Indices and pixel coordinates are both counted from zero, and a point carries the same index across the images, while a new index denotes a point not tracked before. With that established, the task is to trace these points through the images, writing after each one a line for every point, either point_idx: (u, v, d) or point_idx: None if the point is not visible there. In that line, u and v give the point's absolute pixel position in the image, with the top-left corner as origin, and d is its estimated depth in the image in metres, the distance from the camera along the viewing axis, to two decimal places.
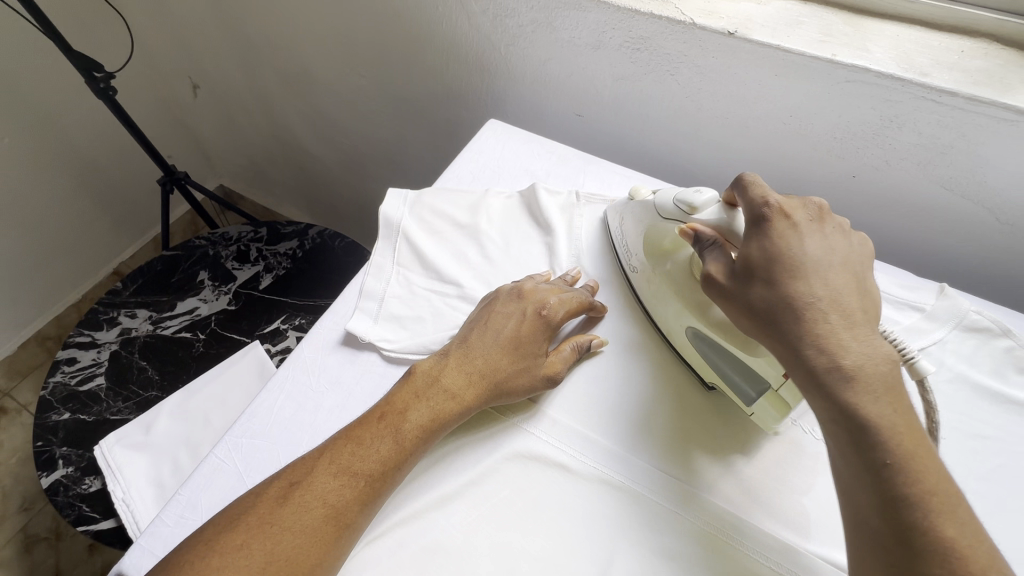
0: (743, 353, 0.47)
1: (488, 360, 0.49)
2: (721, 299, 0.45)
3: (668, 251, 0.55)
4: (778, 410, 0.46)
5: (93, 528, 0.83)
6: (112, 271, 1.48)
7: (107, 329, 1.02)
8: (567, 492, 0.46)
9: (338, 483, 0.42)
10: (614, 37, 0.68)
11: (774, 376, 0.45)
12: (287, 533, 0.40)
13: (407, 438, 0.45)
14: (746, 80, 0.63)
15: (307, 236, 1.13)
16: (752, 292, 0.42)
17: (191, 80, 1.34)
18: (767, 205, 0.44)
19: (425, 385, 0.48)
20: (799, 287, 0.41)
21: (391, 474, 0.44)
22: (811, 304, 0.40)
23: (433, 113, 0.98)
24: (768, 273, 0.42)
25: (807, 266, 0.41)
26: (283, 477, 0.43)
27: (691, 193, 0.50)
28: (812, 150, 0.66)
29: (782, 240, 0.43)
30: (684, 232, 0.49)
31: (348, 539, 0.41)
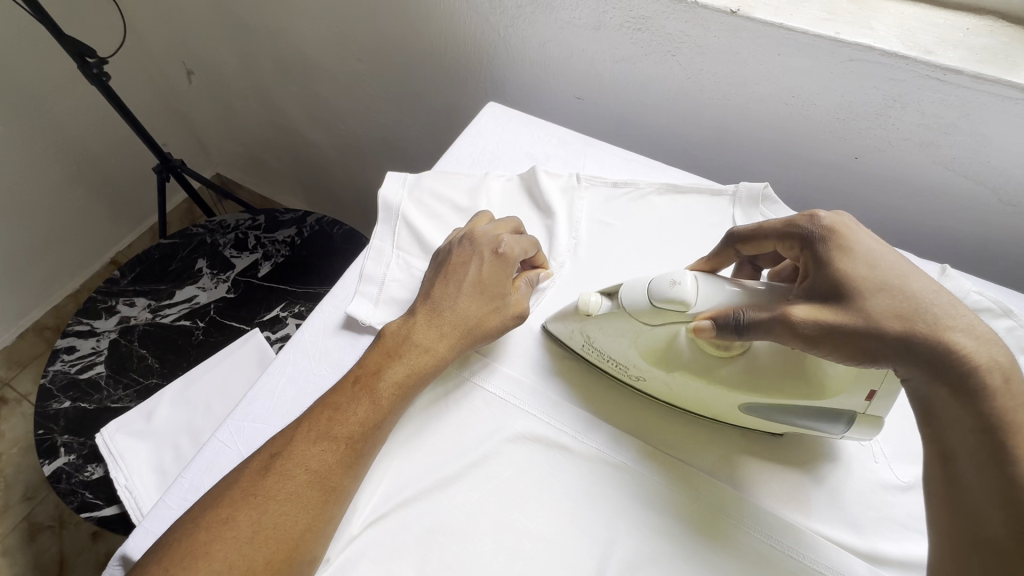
0: (818, 400, 0.43)
1: (457, 311, 0.49)
2: (828, 341, 0.39)
3: (660, 350, 0.47)
4: (872, 426, 0.44)
5: (96, 514, 0.84)
6: (109, 260, 1.48)
7: (106, 317, 1.02)
8: (562, 467, 0.47)
9: (318, 448, 0.42)
10: (614, 17, 0.67)
11: (854, 403, 0.43)
12: (273, 502, 0.40)
13: (384, 396, 0.45)
14: (749, 59, 0.62)
15: (305, 223, 1.12)
16: (873, 309, 0.38)
17: (184, 66, 1.33)
18: (818, 223, 0.43)
19: (396, 344, 0.48)
20: (916, 286, 0.39)
21: (372, 432, 0.44)
22: (936, 305, 0.38)
23: (431, 96, 0.97)
24: (875, 283, 0.39)
25: (904, 264, 0.40)
26: (265, 450, 0.43)
27: (671, 286, 0.43)
28: (815, 132, 0.66)
29: (869, 241, 0.41)
30: (701, 327, 0.42)
31: (338, 502, 0.42)
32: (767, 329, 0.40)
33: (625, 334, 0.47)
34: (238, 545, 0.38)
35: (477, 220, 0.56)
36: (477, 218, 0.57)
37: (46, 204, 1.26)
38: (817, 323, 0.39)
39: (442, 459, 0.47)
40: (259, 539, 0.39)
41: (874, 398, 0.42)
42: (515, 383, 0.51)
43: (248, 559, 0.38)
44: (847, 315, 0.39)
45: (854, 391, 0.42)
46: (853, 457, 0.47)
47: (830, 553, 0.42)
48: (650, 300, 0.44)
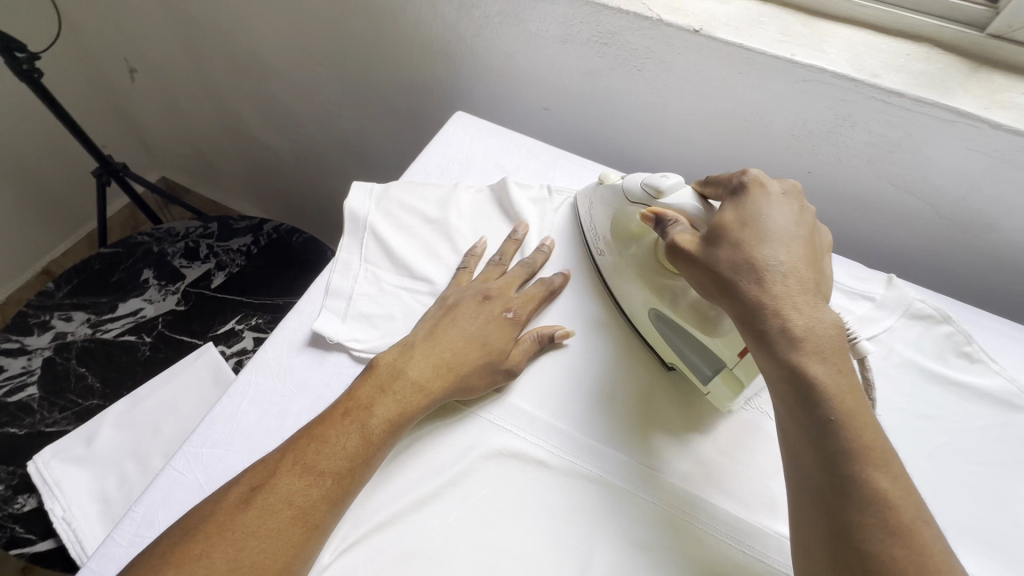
0: (702, 334, 0.48)
1: (457, 354, 0.49)
2: (686, 264, 0.45)
3: (634, 235, 0.54)
4: (733, 389, 0.47)
5: (29, 550, 0.76)
6: (42, 270, 1.39)
7: (39, 334, 0.94)
8: (546, 487, 0.46)
9: (303, 483, 0.41)
10: (582, 31, 0.68)
11: (727, 355, 0.47)
12: (252, 539, 0.38)
13: (374, 433, 0.44)
14: (709, 77, 0.65)
15: (262, 231, 1.09)
16: (717, 253, 0.43)
17: (127, 63, 1.25)
18: (744, 177, 0.47)
19: (389, 378, 0.47)
20: (765, 251, 0.42)
21: (362, 470, 0.43)
22: (765, 264, 0.41)
23: (396, 104, 0.96)
24: (737, 235, 0.43)
25: (770, 233, 0.43)
26: (246, 483, 0.40)
27: (659, 176, 0.51)
28: (771, 147, 0.68)
29: (755, 206, 0.45)
30: (647, 215, 0.49)
31: (318, 540, 0.40)
32: None
33: (617, 216, 0.55)
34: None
35: (486, 273, 0.57)
36: (459, 274, 0.57)
37: None
38: (678, 244, 0.45)
39: (422, 481, 0.46)
40: None
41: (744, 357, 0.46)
42: (510, 411, 0.50)
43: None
44: (699, 251, 0.44)
45: (732, 340, 0.46)
46: None
47: None
48: (642, 185, 0.52)
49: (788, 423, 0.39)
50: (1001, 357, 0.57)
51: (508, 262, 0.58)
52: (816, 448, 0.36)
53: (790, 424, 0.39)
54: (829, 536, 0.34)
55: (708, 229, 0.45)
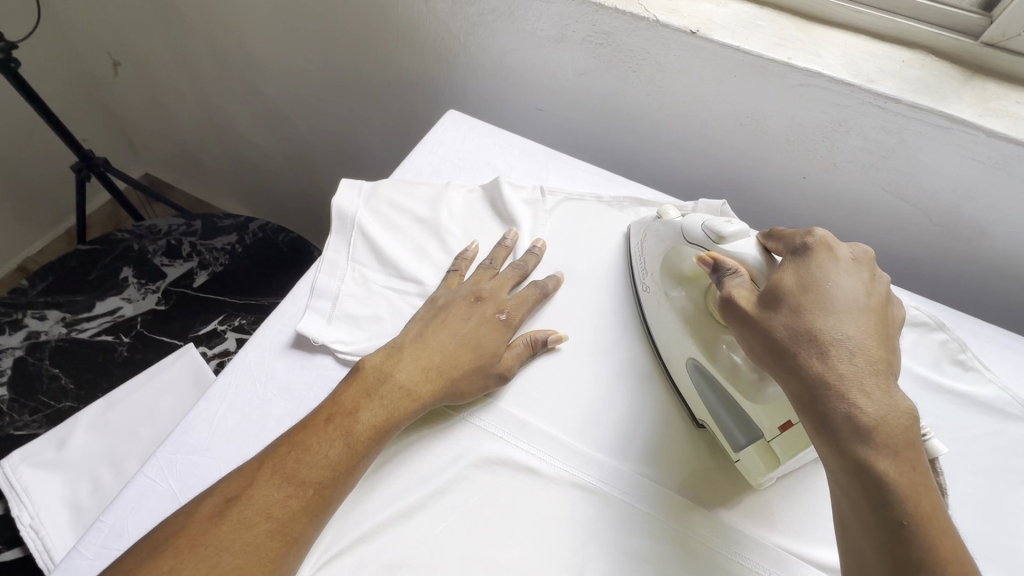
0: (745, 399, 0.45)
1: (446, 356, 0.48)
2: (740, 325, 0.42)
3: (689, 279, 0.53)
4: (767, 462, 0.44)
5: None
6: (17, 267, 1.35)
7: (10, 333, 0.91)
8: (535, 495, 0.45)
9: (282, 494, 0.39)
10: (577, 31, 0.67)
11: (767, 427, 0.44)
12: (226, 554, 0.36)
13: (358, 440, 0.42)
14: (705, 80, 0.64)
15: (248, 230, 1.06)
16: (775, 321, 0.40)
17: (111, 57, 1.22)
18: (810, 237, 0.43)
19: (374, 382, 0.45)
20: (830, 326, 0.38)
21: (345, 480, 0.41)
22: (831, 338, 0.38)
23: (387, 103, 0.94)
24: (799, 303, 0.40)
25: (837, 303, 0.39)
26: (221, 495, 0.38)
27: (723, 223, 0.48)
28: (766, 152, 0.68)
29: (819, 272, 0.41)
30: (704, 259, 0.47)
31: (296, 553, 0.38)
32: None
33: (674, 255, 0.53)
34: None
35: (479, 275, 0.55)
36: (450, 277, 0.55)
37: None
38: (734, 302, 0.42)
39: (406, 489, 0.44)
40: None
41: (786, 431, 0.43)
42: (500, 418, 0.48)
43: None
44: (755, 314, 0.41)
45: (776, 413, 0.43)
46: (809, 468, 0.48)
47: (793, 567, 0.43)
48: (701, 229, 0.49)
49: (842, 496, 0.36)
50: (995, 366, 0.56)
51: (500, 266, 0.57)
52: (884, 554, 0.33)
53: (854, 521, 0.35)
54: None
55: (767, 290, 0.42)
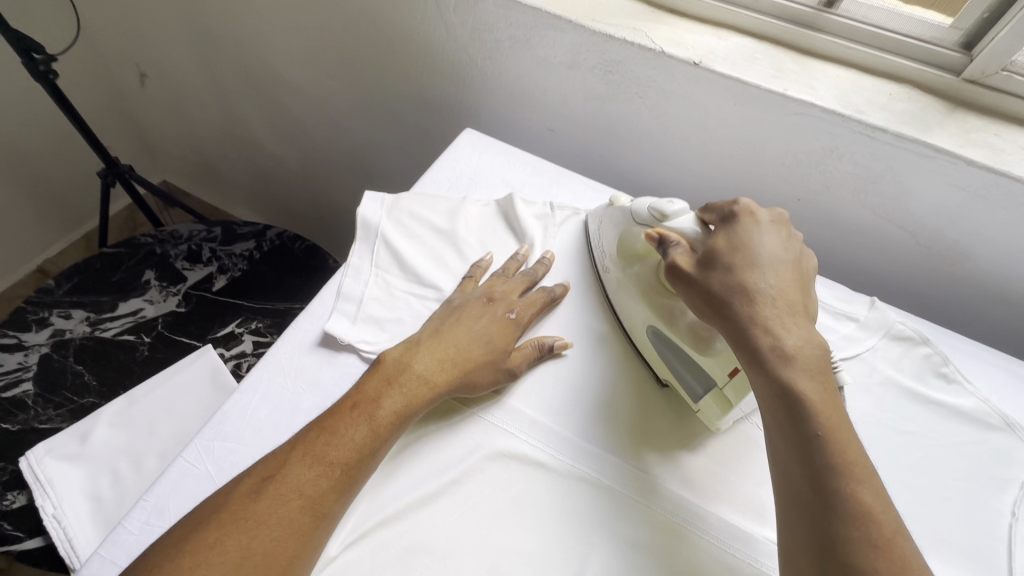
0: (698, 354, 0.51)
1: (460, 350, 0.51)
2: (682, 284, 0.48)
3: (639, 254, 0.58)
4: (721, 407, 0.50)
5: (16, 547, 0.75)
6: (38, 267, 1.41)
7: (37, 330, 0.94)
8: (545, 488, 0.48)
9: (313, 473, 0.42)
10: (588, 59, 0.72)
11: (719, 375, 0.50)
12: (264, 527, 0.39)
13: (381, 424, 0.46)
14: (707, 107, 0.69)
15: (265, 237, 1.11)
16: (712, 277, 0.47)
17: (139, 69, 1.27)
18: (736, 205, 0.51)
19: (395, 371, 0.49)
20: (756, 277, 0.46)
21: (369, 462, 0.44)
22: (756, 288, 0.45)
23: (404, 120, 0.99)
24: (730, 260, 0.47)
25: (761, 259, 0.47)
26: (257, 476, 0.42)
27: (665, 202, 0.54)
28: (763, 175, 0.73)
29: (745, 233, 0.49)
30: (652, 236, 0.52)
31: (325, 529, 0.41)
32: None
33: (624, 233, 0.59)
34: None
35: (492, 280, 0.59)
36: (464, 282, 0.59)
37: None
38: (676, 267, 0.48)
39: (425, 478, 0.47)
40: (247, 565, 0.38)
41: (734, 378, 0.49)
42: (513, 415, 0.52)
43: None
44: (697, 273, 0.47)
45: (724, 362, 0.49)
46: None
47: None
48: (648, 208, 0.56)
49: (772, 426, 0.42)
50: (976, 380, 0.60)
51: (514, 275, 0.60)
52: (803, 463, 0.39)
53: (779, 441, 0.41)
54: (817, 547, 0.37)
55: (704, 252, 0.49)
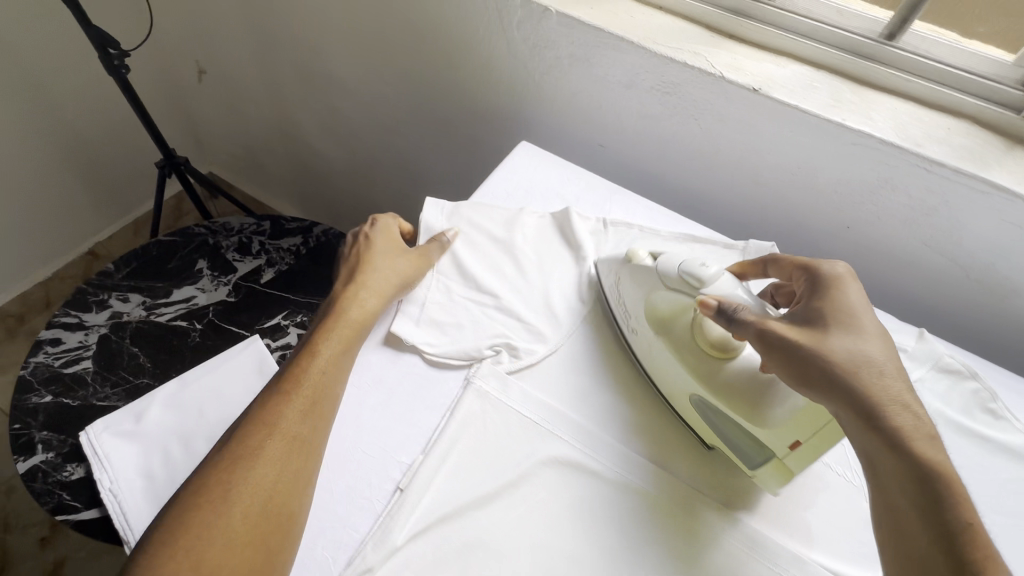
0: (753, 425, 0.49)
1: (374, 269, 0.60)
2: (785, 353, 0.46)
3: (665, 318, 0.56)
4: (784, 476, 0.49)
5: (73, 517, 0.79)
6: (89, 250, 1.47)
7: (96, 311, 0.99)
8: (598, 496, 0.50)
9: (273, 407, 0.48)
10: (646, 79, 0.74)
11: (777, 446, 0.48)
12: (240, 463, 0.44)
13: (323, 347, 0.53)
14: (762, 131, 0.70)
15: (312, 233, 1.15)
16: (829, 344, 0.45)
17: (197, 65, 1.32)
18: (833, 269, 0.51)
19: (326, 311, 0.57)
20: (874, 346, 0.46)
21: (320, 381, 0.50)
22: (855, 360, 0.44)
23: (454, 127, 1.02)
24: (844, 328, 0.47)
25: (874, 329, 0.47)
26: (226, 428, 0.47)
27: (699, 265, 0.53)
28: (814, 201, 0.74)
29: (852, 299, 0.49)
30: (706, 303, 0.50)
31: (301, 449, 0.46)
32: (746, 326, 0.48)
33: (649, 292, 0.57)
34: (225, 517, 0.41)
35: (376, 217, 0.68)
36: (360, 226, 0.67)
37: (37, 188, 1.27)
38: (774, 332, 0.47)
39: (482, 478, 0.49)
40: (233, 498, 0.42)
41: (795, 450, 0.47)
42: (566, 423, 0.53)
43: (230, 524, 0.41)
44: (808, 342, 0.46)
45: (783, 434, 0.47)
46: (847, 494, 0.53)
47: None
48: (678, 272, 0.54)
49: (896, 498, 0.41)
50: None
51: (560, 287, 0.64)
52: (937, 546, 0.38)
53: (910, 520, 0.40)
54: None
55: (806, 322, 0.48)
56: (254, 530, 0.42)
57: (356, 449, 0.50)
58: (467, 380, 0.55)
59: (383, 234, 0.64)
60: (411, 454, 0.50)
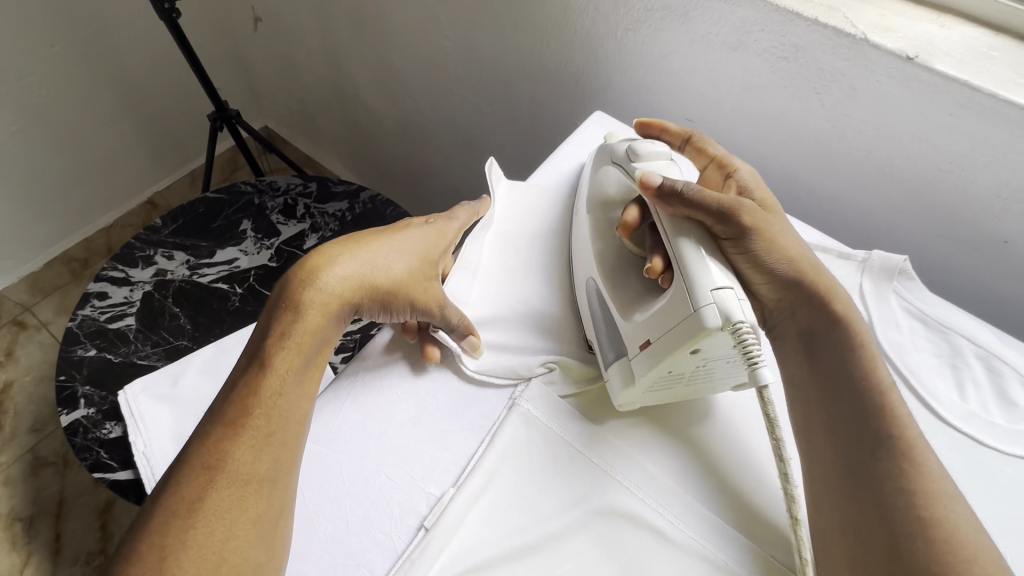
0: (626, 319, 0.47)
1: (377, 267, 0.49)
2: (739, 246, 0.46)
3: (612, 200, 0.55)
4: (626, 376, 0.46)
5: (109, 476, 0.77)
6: (146, 200, 1.47)
7: (142, 267, 0.98)
8: (662, 563, 0.41)
9: (217, 441, 0.39)
10: (759, 40, 0.59)
11: (633, 345, 0.46)
12: (174, 518, 0.36)
13: (280, 363, 0.43)
14: (909, 113, 0.55)
15: (358, 199, 1.07)
16: (775, 241, 0.47)
17: (253, 12, 1.26)
18: (742, 170, 0.53)
19: (286, 302, 0.46)
20: (799, 246, 0.49)
21: (279, 410, 0.42)
22: (791, 239, 0.48)
23: (516, 91, 0.90)
24: (779, 225, 0.49)
25: (788, 225, 0.50)
26: (169, 464, 0.40)
27: (644, 145, 0.52)
28: (963, 206, 0.58)
29: (770, 199, 0.51)
30: (651, 178, 0.47)
31: (255, 492, 0.38)
32: (698, 202, 0.45)
33: (601, 174, 0.57)
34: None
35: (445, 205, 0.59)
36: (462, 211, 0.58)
37: (98, 135, 1.27)
38: (744, 219, 0.46)
39: (522, 523, 0.42)
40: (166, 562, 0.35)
41: (645, 350, 0.44)
42: (629, 466, 0.45)
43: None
44: (764, 238, 0.46)
45: (641, 330, 0.45)
46: None
47: None
48: (627, 151, 0.53)
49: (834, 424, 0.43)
50: None
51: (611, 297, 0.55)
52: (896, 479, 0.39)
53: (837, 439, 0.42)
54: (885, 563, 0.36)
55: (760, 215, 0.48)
56: None
57: (379, 471, 0.44)
58: (511, 401, 0.48)
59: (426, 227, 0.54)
60: (442, 486, 0.43)
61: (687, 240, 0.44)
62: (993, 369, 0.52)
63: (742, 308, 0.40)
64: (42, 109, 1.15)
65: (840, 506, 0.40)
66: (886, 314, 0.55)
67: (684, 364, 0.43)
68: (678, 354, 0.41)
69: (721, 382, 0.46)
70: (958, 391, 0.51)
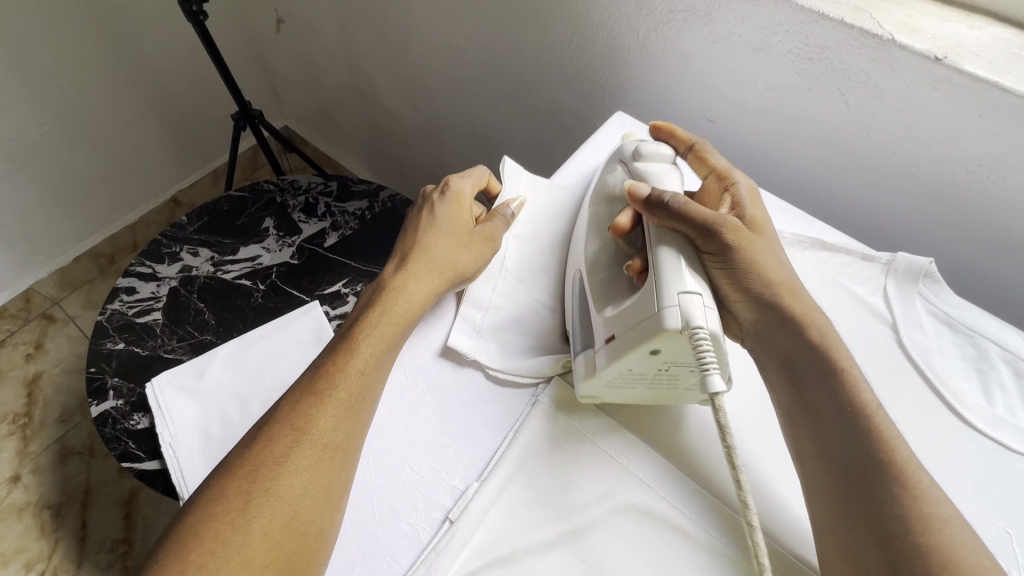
0: (597, 315, 0.48)
1: (446, 257, 0.53)
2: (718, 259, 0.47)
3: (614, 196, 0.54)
4: (588, 370, 0.46)
5: (136, 466, 0.79)
6: (171, 197, 1.50)
7: (168, 263, 1.01)
8: (681, 560, 0.41)
9: (303, 408, 0.42)
10: (783, 41, 0.59)
11: (600, 339, 0.46)
12: (263, 470, 0.38)
13: (365, 342, 0.46)
14: (937, 115, 0.54)
15: (378, 198, 1.09)
16: (755, 259, 0.48)
17: (275, 14, 1.28)
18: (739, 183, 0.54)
19: (376, 295, 0.51)
20: (779, 265, 0.50)
21: (362, 384, 0.44)
22: (772, 260, 0.49)
23: (536, 91, 0.91)
24: (762, 243, 0.50)
25: (774, 242, 0.51)
26: (254, 425, 0.42)
27: (652, 147, 0.53)
28: (992, 208, 0.57)
29: (762, 217, 0.52)
30: (637, 185, 0.49)
31: (334, 461, 0.40)
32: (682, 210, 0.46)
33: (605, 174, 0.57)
34: (243, 535, 0.36)
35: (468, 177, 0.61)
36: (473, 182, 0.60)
37: (126, 134, 1.31)
38: (725, 235, 0.47)
39: (544, 517, 0.42)
40: (252, 510, 0.37)
41: (608, 344, 0.44)
42: (648, 464, 0.45)
43: (247, 543, 0.36)
44: (744, 255, 0.47)
45: (608, 326, 0.45)
46: None
47: None
48: (635, 151, 0.54)
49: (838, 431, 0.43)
50: None
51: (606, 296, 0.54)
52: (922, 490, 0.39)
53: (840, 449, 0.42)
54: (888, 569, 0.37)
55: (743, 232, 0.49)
56: (276, 551, 0.36)
57: (404, 464, 0.45)
58: (533, 399, 0.48)
59: (452, 205, 0.56)
60: (465, 480, 0.44)
61: (667, 248, 0.45)
62: (1020, 373, 0.51)
63: (705, 314, 0.40)
64: (73, 110, 1.19)
65: (849, 514, 0.40)
66: (911, 316, 0.55)
67: (644, 364, 0.43)
68: (635, 352, 0.42)
69: (687, 392, 0.46)
70: (984, 394, 0.50)
